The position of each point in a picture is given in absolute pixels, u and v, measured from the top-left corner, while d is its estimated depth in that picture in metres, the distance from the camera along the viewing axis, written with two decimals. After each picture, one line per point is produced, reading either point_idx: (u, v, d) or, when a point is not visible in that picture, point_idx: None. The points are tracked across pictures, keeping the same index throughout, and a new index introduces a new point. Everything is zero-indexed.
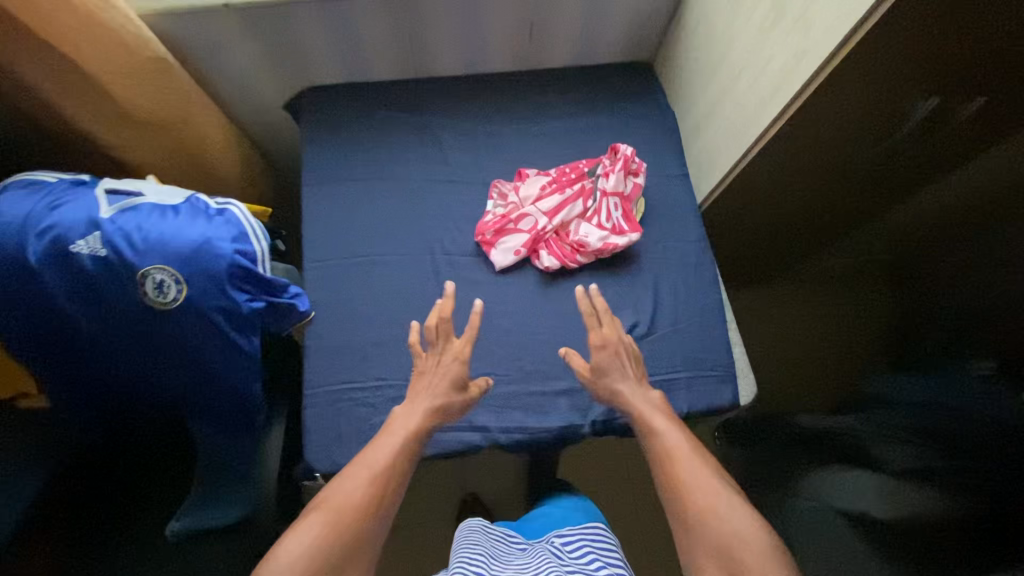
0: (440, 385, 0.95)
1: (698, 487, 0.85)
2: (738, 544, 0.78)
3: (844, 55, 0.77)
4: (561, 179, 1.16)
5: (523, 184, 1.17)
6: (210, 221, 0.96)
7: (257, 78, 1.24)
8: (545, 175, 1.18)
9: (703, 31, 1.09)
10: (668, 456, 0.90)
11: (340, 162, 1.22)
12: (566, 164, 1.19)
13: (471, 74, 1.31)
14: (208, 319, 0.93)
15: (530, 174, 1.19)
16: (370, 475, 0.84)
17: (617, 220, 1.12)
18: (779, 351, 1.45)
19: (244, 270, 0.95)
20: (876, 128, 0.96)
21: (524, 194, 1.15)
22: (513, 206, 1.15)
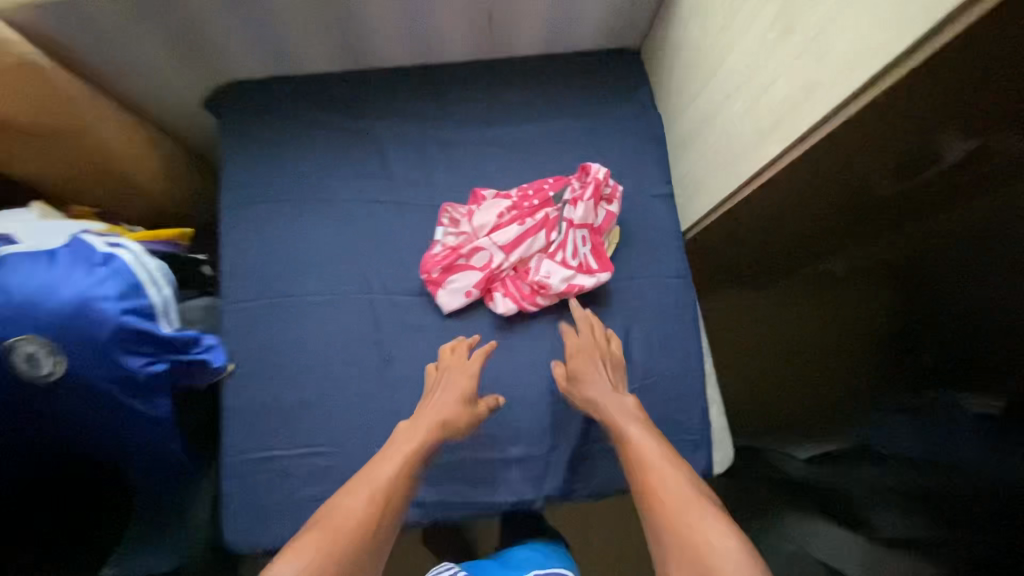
0: (451, 402, 0.85)
1: (672, 494, 0.71)
2: (715, 557, 0.62)
3: (863, 103, 0.57)
4: (523, 204, 0.98)
5: (478, 208, 0.99)
6: (92, 272, 0.80)
7: (166, 74, 1.04)
8: (505, 197, 1.00)
9: (700, 24, 0.86)
10: (640, 464, 0.77)
11: (267, 178, 1.04)
12: (530, 185, 1.01)
13: (423, 65, 1.11)
14: (99, 391, 0.80)
15: (487, 195, 1.01)
16: (372, 491, 0.72)
17: (585, 257, 0.96)
18: (770, 361, 1.38)
19: (136, 332, 0.81)
20: (890, 169, 0.75)
21: (478, 222, 0.98)
22: (466, 236, 0.98)
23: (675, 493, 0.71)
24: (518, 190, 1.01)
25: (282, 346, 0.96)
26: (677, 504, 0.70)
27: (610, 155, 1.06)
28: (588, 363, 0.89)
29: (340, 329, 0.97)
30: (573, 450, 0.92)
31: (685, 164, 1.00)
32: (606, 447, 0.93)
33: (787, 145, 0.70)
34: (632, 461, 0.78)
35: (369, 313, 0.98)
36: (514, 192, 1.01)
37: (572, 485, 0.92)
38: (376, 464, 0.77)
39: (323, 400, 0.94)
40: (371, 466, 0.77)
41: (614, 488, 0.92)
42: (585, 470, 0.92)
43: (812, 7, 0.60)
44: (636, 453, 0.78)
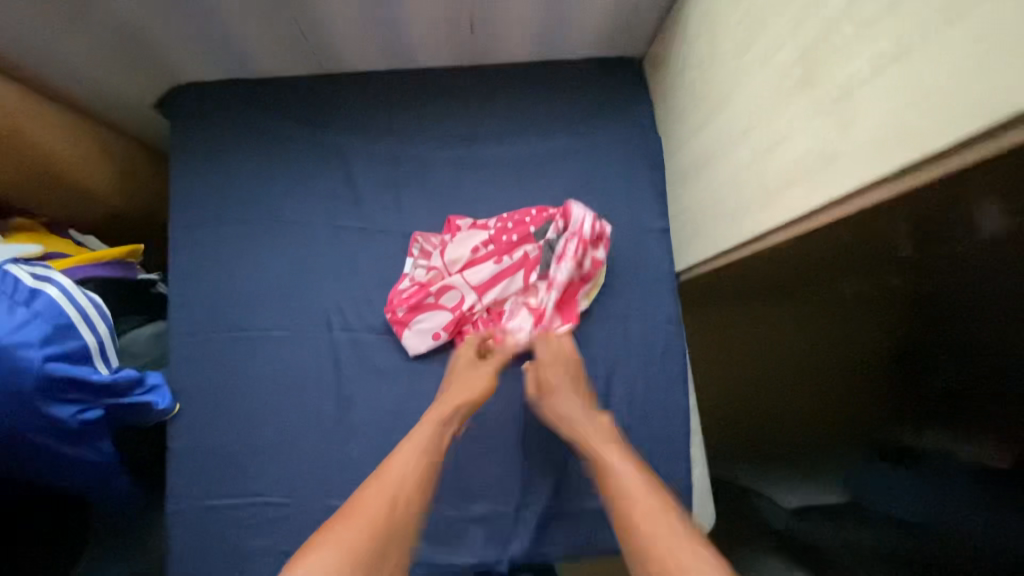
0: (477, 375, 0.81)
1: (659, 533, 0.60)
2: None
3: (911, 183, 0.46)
4: (502, 238, 0.90)
5: (453, 238, 0.91)
6: (13, 312, 0.72)
7: (111, 74, 0.93)
8: (484, 227, 0.91)
9: (707, 52, 0.76)
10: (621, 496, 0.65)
11: (222, 195, 0.94)
12: (513, 214, 0.91)
13: (399, 72, 0.99)
14: (23, 444, 0.73)
15: (465, 225, 0.92)
16: (388, 483, 0.66)
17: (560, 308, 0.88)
18: (752, 392, 1.22)
19: (65, 379, 0.73)
20: (913, 221, 0.70)
21: (452, 256, 0.90)
22: (438, 270, 0.90)
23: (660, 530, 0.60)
24: (499, 219, 0.91)
25: (234, 384, 0.89)
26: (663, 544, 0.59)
27: (602, 182, 0.96)
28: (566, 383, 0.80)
29: (298, 368, 0.90)
30: (543, 510, 0.86)
31: (683, 201, 0.90)
32: (577, 507, 0.87)
33: (796, 215, 0.59)
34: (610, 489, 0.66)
35: (330, 350, 0.90)
36: (495, 221, 0.91)
37: (540, 548, 0.85)
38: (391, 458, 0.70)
39: (276, 446, 0.87)
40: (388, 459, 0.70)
41: (585, 553, 0.86)
42: (554, 532, 0.86)
43: (841, 62, 0.51)
44: (614, 479, 0.67)
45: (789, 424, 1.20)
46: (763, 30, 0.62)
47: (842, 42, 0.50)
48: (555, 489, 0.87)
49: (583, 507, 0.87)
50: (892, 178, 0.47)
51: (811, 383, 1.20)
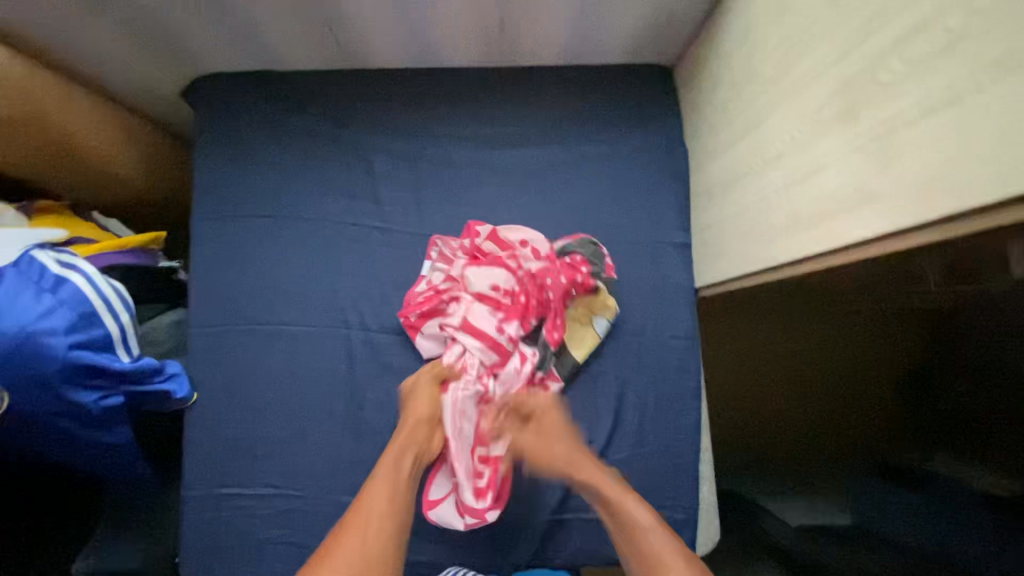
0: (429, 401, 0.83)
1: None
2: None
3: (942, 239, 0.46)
4: (524, 292, 0.87)
5: (489, 248, 0.90)
6: (38, 299, 0.74)
7: (137, 60, 0.93)
8: (525, 258, 0.88)
9: (743, 71, 0.74)
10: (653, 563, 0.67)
11: (242, 187, 0.95)
12: (559, 264, 0.88)
13: (424, 70, 0.98)
14: (48, 426, 0.76)
15: (513, 233, 0.89)
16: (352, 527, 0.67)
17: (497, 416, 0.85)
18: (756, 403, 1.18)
19: (88, 367, 0.75)
20: (940, 261, 0.70)
21: (475, 274, 0.88)
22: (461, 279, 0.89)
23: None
24: (542, 261, 0.88)
25: (249, 376, 0.90)
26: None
27: (625, 192, 0.95)
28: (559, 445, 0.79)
29: (312, 364, 0.90)
30: (548, 519, 0.86)
31: (706, 217, 0.89)
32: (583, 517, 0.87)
33: (829, 249, 0.58)
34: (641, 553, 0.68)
35: (344, 348, 0.91)
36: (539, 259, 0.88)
37: (543, 555, 0.86)
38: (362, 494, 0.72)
39: (288, 439, 0.89)
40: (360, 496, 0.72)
41: (587, 562, 0.87)
42: (558, 540, 0.86)
43: (885, 99, 0.50)
44: (643, 541, 0.69)
45: (790, 439, 1.18)
46: (805, 57, 0.60)
47: (889, 79, 0.49)
48: (562, 499, 0.87)
49: (588, 517, 0.87)
50: (923, 228, 0.47)
51: (818, 399, 1.17)
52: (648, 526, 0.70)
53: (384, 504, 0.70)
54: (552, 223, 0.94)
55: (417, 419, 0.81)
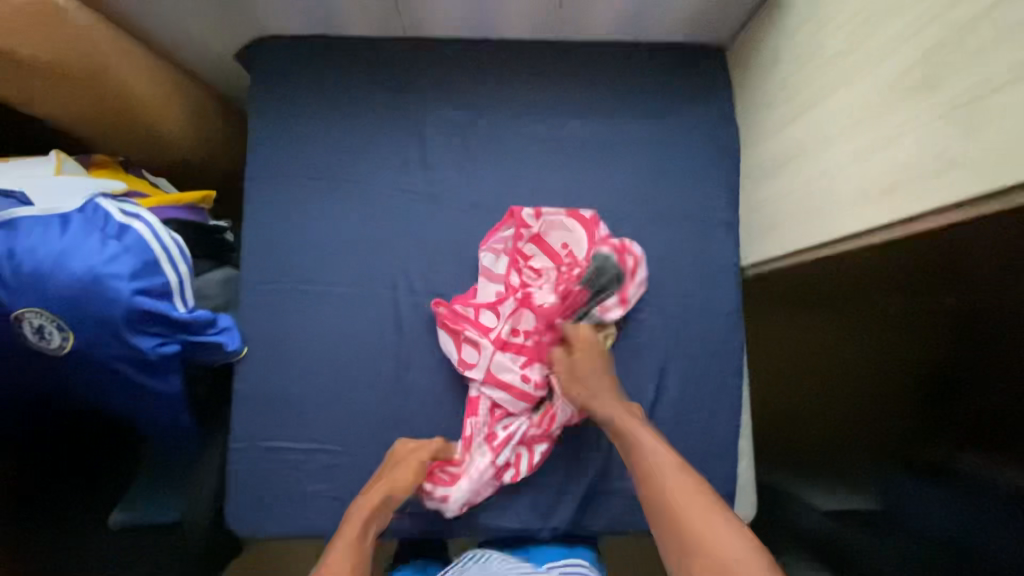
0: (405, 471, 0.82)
1: (691, 506, 0.65)
2: (738, 563, 0.59)
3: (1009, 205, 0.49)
4: (548, 318, 0.89)
5: (523, 257, 0.92)
6: (105, 244, 0.75)
7: (198, 23, 0.94)
8: (550, 275, 0.91)
9: (807, 47, 0.75)
10: (655, 478, 0.70)
11: (295, 150, 0.96)
12: (581, 290, 0.89)
13: (479, 42, 0.99)
14: (110, 368, 0.78)
15: (549, 237, 0.92)
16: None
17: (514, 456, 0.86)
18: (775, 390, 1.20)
19: (149, 313, 0.76)
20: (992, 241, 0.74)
21: (505, 298, 0.90)
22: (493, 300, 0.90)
23: (690, 500, 0.66)
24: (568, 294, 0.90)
25: (300, 335, 0.91)
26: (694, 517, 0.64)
27: (675, 170, 0.95)
28: (594, 368, 0.84)
29: (361, 325, 0.92)
30: (589, 485, 0.88)
31: (756, 196, 0.89)
32: (622, 487, 0.89)
33: (899, 219, 0.60)
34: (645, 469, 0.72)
35: (392, 311, 0.92)
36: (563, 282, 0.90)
37: (582, 521, 0.88)
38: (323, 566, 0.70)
39: (335, 397, 0.91)
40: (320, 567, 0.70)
41: (625, 529, 0.88)
42: (597, 507, 0.88)
43: (972, 68, 0.51)
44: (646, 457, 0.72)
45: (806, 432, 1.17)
46: (881, 31, 0.61)
47: (978, 46, 0.50)
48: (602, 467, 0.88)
49: (627, 486, 0.89)
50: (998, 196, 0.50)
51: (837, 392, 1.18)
52: (648, 445, 0.74)
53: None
54: (602, 198, 0.95)
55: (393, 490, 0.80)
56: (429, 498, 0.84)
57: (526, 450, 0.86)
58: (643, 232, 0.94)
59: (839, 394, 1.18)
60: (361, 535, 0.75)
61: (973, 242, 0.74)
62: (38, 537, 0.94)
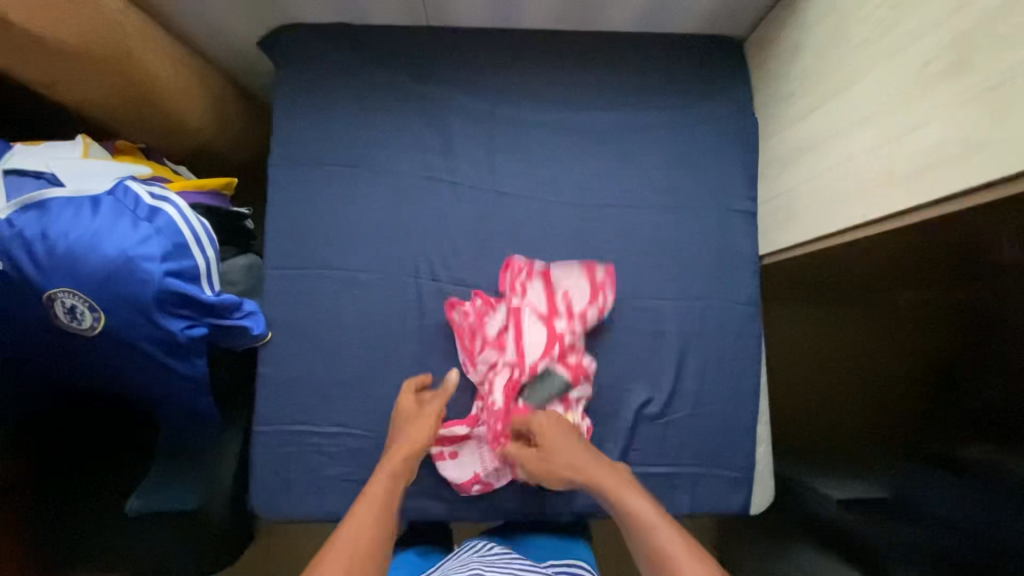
0: (428, 421, 0.83)
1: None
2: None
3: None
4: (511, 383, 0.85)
5: (498, 331, 0.89)
6: (136, 226, 0.76)
7: (224, 10, 0.95)
8: (502, 367, 0.87)
9: (830, 36, 0.76)
10: (656, 552, 0.64)
11: (319, 137, 0.97)
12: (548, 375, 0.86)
13: (500, 31, 1.00)
14: (138, 351, 0.78)
15: (527, 318, 0.88)
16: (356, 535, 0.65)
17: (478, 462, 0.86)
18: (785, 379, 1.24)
19: (178, 295, 0.77)
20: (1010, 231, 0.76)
21: (479, 351, 0.89)
22: (482, 337, 0.89)
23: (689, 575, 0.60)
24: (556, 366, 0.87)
25: (323, 320, 0.92)
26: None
27: (694, 160, 0.97)
28: (563, 441, 0.81)
29: (384, 311, 0.93)
30: None
31: (777, 185, 0.90)
32: (643, 472, 0.89)
33: (924, 202, 0.62)
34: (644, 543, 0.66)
35: (414, 297, 0.93)
36: (512, 378, 0.86)
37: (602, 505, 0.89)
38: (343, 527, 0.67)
39: (358, 382, 0.92)
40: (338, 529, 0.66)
41: None
42: None
43: (1000, 52, 0.53)
44: (646, 529, 0.67)
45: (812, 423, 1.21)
46: (908, 19, 0.63)
47: (1007, 32, 0.52)
48: (623, 453, 0.89)
49: (647, 471, 0.90)
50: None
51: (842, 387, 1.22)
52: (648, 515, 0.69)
53: (374, 545, 0.65)
54: (622, 187, 0.96)
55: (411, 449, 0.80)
56: (438, 460, 0.87)
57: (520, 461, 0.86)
58: (663, 221, 0.95)
59: (850, 391, 1.20)
60: (385, 494, 0.73)
61: (994, 228, 0.76)
62: (61, 517, 0.95)
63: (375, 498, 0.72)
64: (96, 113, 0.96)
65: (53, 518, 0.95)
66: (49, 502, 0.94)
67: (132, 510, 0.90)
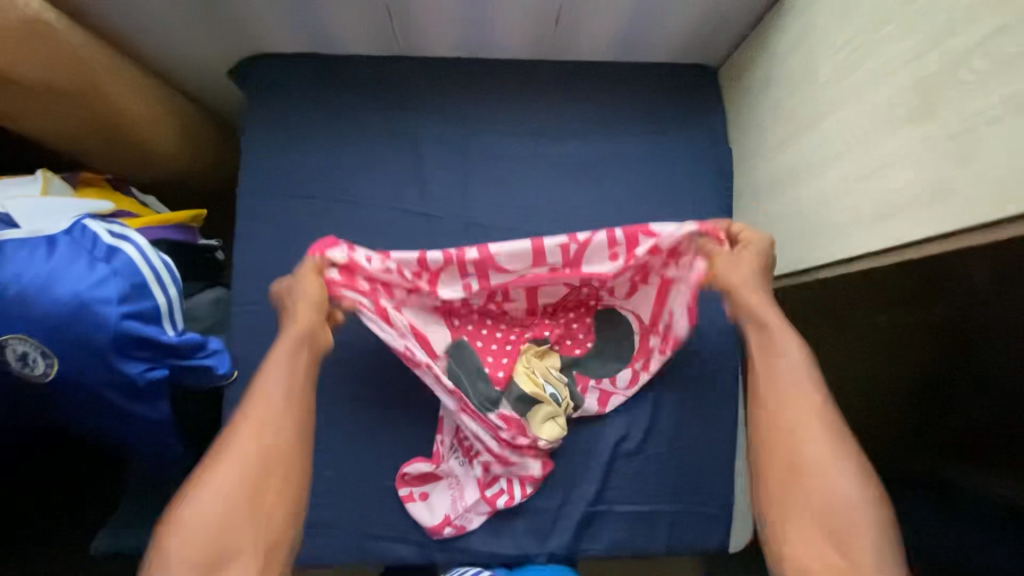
0: (315, 288, 0.76)
1: (816, 440, 0.60)
2: (843, 510, 0.56)
3: (1010, 232, 0.49)
4: (518, 326, 0.89)
5: (587, 249, 0.82)
6: (92, 268, 0.74)
7: (191, 41, 0.93)
8: (519, 304, 0.88)
9: (801, 70, 0.76)
10: (784, 420, 0.62)
11: (288, 168, 0.95)
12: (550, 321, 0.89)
13: (473, 60, 0.99)
14: (96, 397, 0.75)
15: (599, 263, 0.83)
16: (260, 440, 0.63)
17: (447, 506, 0.85)
18: None
19: (136, 338, 0.74)
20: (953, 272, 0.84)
21: (571, 256, 0.82)
22: (433, 264, 0.81)
23: (812, 428, 0.61)
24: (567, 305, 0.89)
25: None
26: (816, 462, 0.59)
27: (669, 189, 0.96)
28: (753, 270, 0.74)
29: (350, 349, 0.90)
30: (586, 509, 0.86)
31: (754, 216, 0.89)
32: (621, 508, 0.87)
33: (893, 244, 0.60)
34: (773, 378, 0.65)
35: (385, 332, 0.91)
36: (521, 331, 0.89)
37: (580, 546, 0.86)
38: (254, 396, 0.66)
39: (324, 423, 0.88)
40: (248, 401, 0.66)
41: (623, 553, 0.87)
42: (594, 531, 0.87)
43: (962, 100, 0.51)
44: (779, 378, 0.65)
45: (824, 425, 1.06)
46: (873, 56, 0.62)
47: (971, 78, 0.50)
48: (599, 490, 0.87)
49: (624, 509, 0.87)
50: (1002, 224, 0.49)
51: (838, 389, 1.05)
52: (793, 358, 0.66)
53: (275, 433, 0.64)
54: (598, 218, 0.95)
55: (309, 303, 0.74)
56: (408, 502, 0.85)
57: (503, 492, 0.85)
58: None
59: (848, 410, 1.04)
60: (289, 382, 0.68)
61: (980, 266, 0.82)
62: (58, 531, 0.96)
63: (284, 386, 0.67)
64: (62, 141, 0.94)
65: (55, 545, 0.96)
66: (48, 532, 0.95)
67: (102, 549, 0.87)
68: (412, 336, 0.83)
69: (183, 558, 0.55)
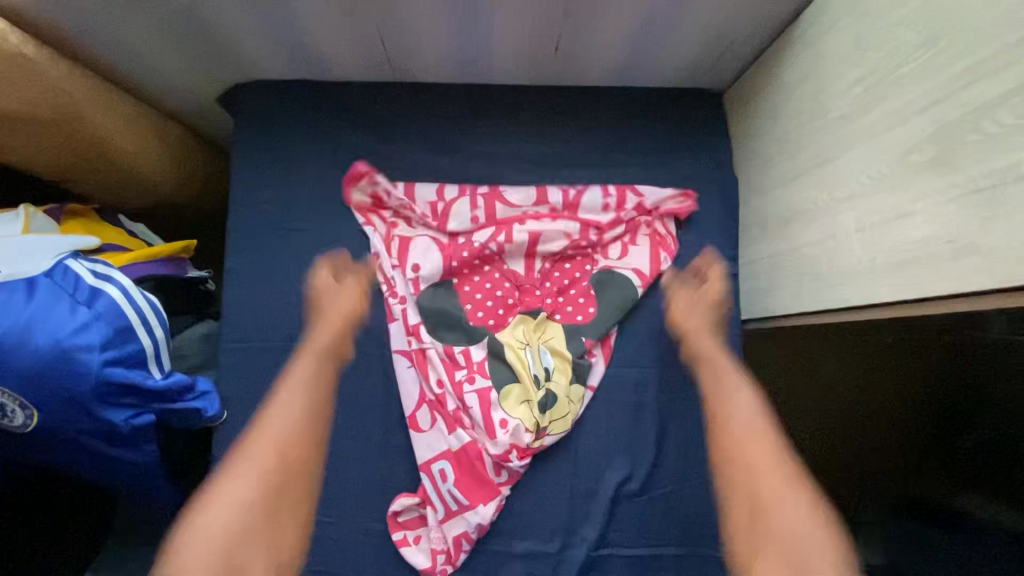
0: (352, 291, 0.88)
1: (776, 485, 0.69)
2: (795, 537, 0.64)
3: None
4: (512, 273, 0.90)
5: (582, 193, 0.92)
6: (74, 311, 0.71)
7: (180, 69, 0.91)
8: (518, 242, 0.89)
9: (811, 103, 0.73)
10: (746, 466, 0.72)
11: (280, 198, 0.92)
12: (540, 271, 0.90)
13: (470, 85, 0.96)
14: (78, 445, 0.73)
15: (592, 209, 0.92)
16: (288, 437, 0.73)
17: (432, 546, 0.82)
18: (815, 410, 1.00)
19: (120, 385, 0.71)
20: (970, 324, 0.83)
21: (570, 198, 0.92)
22: (449, 201, 0.93)
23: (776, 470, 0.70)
24: (560, 252, 0.90)
25: None
26: (775, 503, 0.68)
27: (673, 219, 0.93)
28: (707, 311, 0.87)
29: (345, 387, 0.87)
30: (587, 553, 0.84)
31: (760, 250, 0.86)
32: (624, 552, 0.84)
33: (912, 299, 0.57)
34: (732, 433, 0.76)
35: (381, 369, 0.88)
36: (511, 279, 0.90)
37: None
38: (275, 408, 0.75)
39: None
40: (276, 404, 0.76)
41: None
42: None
43: (987, 154, 0.49)
44: (729, 430, 0.77)
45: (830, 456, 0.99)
46: (888, 96, 0.59)
47: (997, 131, 0.48)
48: (600, 533, 0.84)
49: (626, 553, 0.85)
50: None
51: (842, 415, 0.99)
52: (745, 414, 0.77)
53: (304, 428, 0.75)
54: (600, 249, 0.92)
55: (343, 311, 0.86)
56: (403, 546, 0.83)
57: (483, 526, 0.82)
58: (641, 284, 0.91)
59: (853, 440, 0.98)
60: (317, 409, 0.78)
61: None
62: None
63: (307, 410, 0.77)
64: (47, 168, 0.91)
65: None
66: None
67: None
68: (399, 262, 0.90)
69: (204, 553, 0.60)
